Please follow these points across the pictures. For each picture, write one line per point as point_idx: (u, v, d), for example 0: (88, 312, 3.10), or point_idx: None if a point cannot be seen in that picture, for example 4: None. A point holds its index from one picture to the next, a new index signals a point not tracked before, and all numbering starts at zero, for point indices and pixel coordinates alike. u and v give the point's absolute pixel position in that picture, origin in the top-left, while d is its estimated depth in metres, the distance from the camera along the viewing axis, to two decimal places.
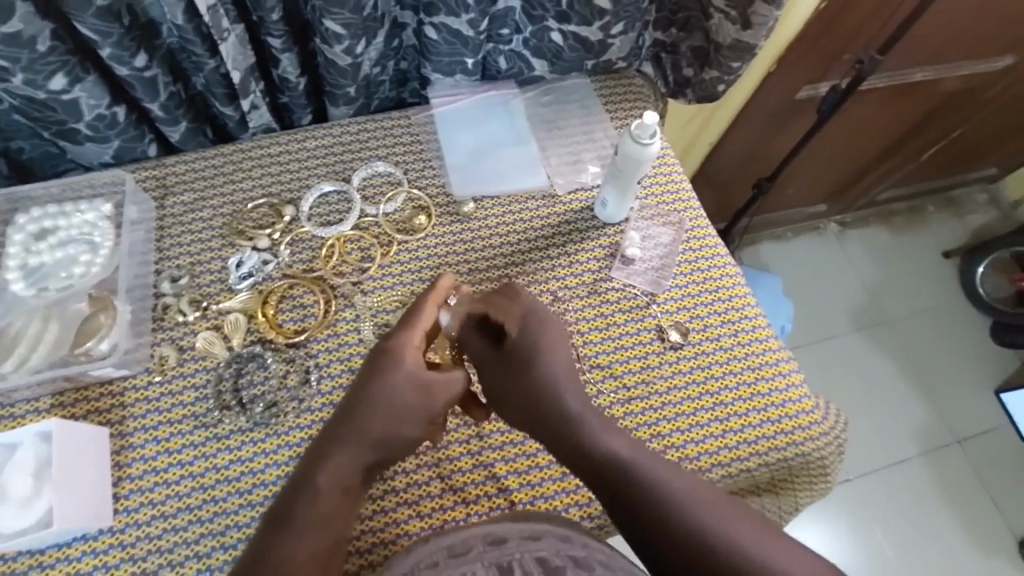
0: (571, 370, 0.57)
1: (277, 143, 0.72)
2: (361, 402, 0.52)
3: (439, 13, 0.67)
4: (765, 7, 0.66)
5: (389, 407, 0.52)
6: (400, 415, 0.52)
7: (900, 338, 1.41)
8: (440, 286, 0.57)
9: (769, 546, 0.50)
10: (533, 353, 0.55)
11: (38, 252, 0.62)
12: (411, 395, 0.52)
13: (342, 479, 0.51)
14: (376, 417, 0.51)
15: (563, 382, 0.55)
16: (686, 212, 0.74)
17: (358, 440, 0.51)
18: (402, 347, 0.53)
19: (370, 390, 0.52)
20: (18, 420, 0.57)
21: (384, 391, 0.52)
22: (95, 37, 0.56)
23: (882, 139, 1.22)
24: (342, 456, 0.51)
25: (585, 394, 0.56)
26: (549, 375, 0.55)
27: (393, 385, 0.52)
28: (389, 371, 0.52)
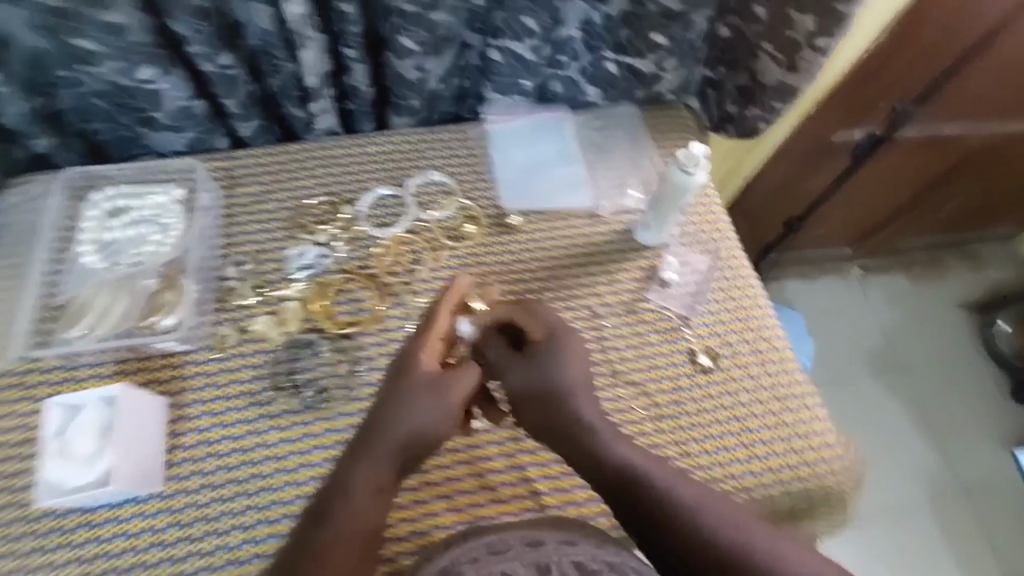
0: (586, 376, 0.58)
1: (341, 146, 0.77)
2: (388, 407, 0.55)
3: (504, 37, 0.71)
4: (812, 53, 0.71)
5: (416, 412, 0.54)
6: (425, 416, 0.55)
7: (920, 387, 1.41)
8: (458, 286, 0.59)
9: (792, 553, 0.49)
10: (552, 356, 0.58)
11: (111, 228, 0.67)
12: (434, 396, 0.55)
13: (375, 481, 0.53)
14: (402, 421, 0.54)
15: (578, 386, 0.57)
16: (724, 242, 0.77)
17: (385, 444, 0.54)
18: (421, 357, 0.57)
19: (395, 396, 0.55)
20: (80, 383, 0.61)
21: (409, 398, 0.55)
22: (190, 35, 0.60)
23: (913, 188, 1.23)
24: (372, 459, 0.54)
25: (596, 401, 0.57)
26: (565, 379, 0.57)
27: (416, 389, 0.55)
28: (411, 378, 0.56)
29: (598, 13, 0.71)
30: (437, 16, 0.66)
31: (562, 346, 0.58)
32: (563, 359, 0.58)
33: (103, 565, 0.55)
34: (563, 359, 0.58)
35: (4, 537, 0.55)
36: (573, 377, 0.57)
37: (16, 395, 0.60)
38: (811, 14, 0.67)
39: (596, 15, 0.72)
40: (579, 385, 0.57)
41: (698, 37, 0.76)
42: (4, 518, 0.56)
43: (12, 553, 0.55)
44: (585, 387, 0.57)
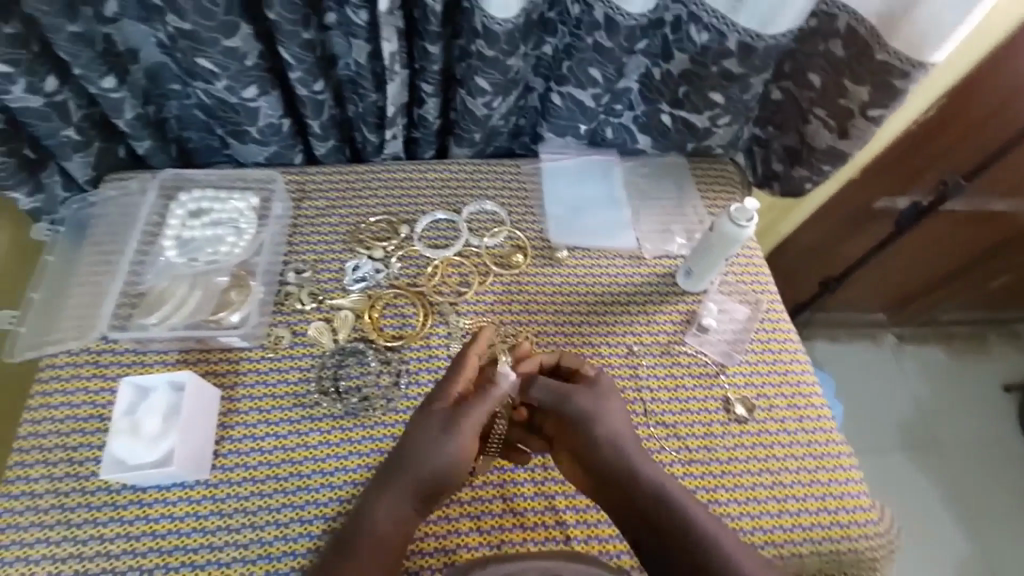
0: (626, 420, 0.58)
1: (403, 170, 0.82)
2: (404, 442, 0.56)
3: (569, 84, 0.76)
4: (864, 122, 0.73)
5: (435, 455, 0.54)
6: (428, 453, 0.54)
7: (954, 465, 1.36)
8: (483, 335, 0.60)
9: None
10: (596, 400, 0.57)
11: (191, 227, 0.72)
12: (437, 433, 0.54)
13: (395, 518, 0.53)
14: (421, 463, 0.54)
15: (620, 428, 0.56)
16: (765, 294, 0.78)
17: (405, 483, 0.54)
18: (444, 399, 0.56)
19: (416, 436, 0.55)
20: (146, 367, 0.65)
21: (428, 440, 0.54)
22: (292, 61, 0.66)
23: (954, 260, 1.23)
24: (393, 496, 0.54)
25: (638, 442, 0.56)
26: (606, 420, 0.56)
27: (436, 430, 0.54)
28: (433, 418, 0.55)
29: (659, 69, 0.76)
30: (511, 61, 0.70)
31: (604, 392, 0.59)
32: (604, 402, 0.57)
33: (146, 544, 0.57)
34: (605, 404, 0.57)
35: (58, 507, 0.58)
36: (616, 420, 0.56)
37: (87, 373, 0.64)
38: (865, 85, 0.70)
39: (656, 71, 0.76)
40: (621, 428, 0.56)
41: (753, 97, 0.78)
42: (63, 488, 0.59)
43: (64, 523, 0.58)
44: (627, 432, 0.56)
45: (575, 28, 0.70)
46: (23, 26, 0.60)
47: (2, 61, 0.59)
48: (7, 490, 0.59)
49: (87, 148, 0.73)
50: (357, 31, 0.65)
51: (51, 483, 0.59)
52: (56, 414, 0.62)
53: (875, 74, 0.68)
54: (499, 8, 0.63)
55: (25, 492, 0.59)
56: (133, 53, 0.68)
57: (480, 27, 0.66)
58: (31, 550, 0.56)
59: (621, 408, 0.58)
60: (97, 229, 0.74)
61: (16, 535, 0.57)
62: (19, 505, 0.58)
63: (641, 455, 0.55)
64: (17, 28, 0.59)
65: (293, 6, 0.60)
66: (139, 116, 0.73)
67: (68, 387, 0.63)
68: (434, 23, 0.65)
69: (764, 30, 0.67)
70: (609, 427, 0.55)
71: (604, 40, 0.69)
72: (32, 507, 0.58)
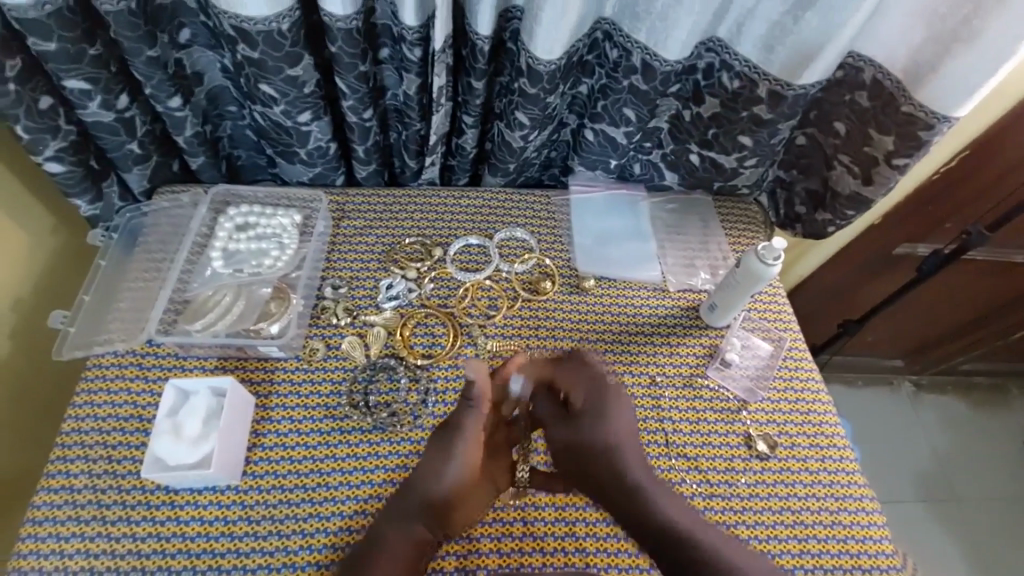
0: (630, 435, 0.57)
1: (438, 196, 0.86)
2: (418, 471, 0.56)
3: (603, 122, 0.80)
4: (888, 170, 0.75)
5: (449, 474, 0.54)
6: (426, 476, 0.55)
7: (974, 520, 1.32)
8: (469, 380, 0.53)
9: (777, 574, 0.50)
10: (594, 414, 0.57)
11: (237, 241, 0.75)
12: (439, 458, 0.55)
13: (412, 534, 0.54)
14: (441, 484, 0.54)
15: (623, 443, 0.56)
16: (787, 333, 0.80)
17: (421, 503, 0.54)
18: (457, 422, 0.55)
19: (434, 458, 0.55)
20: (186, 372, 0.68)
21: (446, 461, 0.54)
22: (346, 91, 0.71)
23: (975, 309, 1.23)
24: (408, 517, 0.54)
25: (640, 457, 0.56)
26: (607, 432, 0.56)
27: (450, 452, 0.54)
28: (452, 437, 0.55)
29: (689, 112, 0.80)
30: (550, 99, 0.74)
31: (607, 402, 0.58)
32: (603, 415, 0.57)
33: (175, 545, 0.59)
34: (604, 412, 0.57)
35: (95, 502, 0.60)
36: (618, 430, 0.57)
37: (130, 373, 0.67)
38: (890, 135, 0.72)
39: (686, 113, 0.80)
40: (622, 438, 0.56)
41: (780, 142, 0.80)
42: (101, 484, 0.61)
43: (100, 518, 0.59)
44: (629, 442, 0.57)
45: (612, 71, 0.74)
46: (105, 48, 0.65)
47: (83, 79, 0.64)
48: (46, 483, 0.61)
49: (146, 161, 0.77)
50: (410, 66, 0.70)
51: (90, 479, 0.61)
52: (99, 412, 0.65)
53: (900, 125, 0.70)
54: (545, 50, 0.67)
55: (64, 486, 0.61)
56: (198, 77, 0.74)
57: (525, 67, 0.70)
58: (66, 544, 0.58)
59: (622, 415, 0.58)
60: (149, 238, 0.78)
61: (52, 528, 0.59)
62: (58, 499, 0.60)
63: (644, 471, 0.55)
64: (100, 50, 0.64)
65: (353, 41, 0.65)
66: (197, 134, 0.77)
67: (113, 387, 0.66)
68: (480, 62, 0.70)
69: (795, 81, 0.70)
70: (613, 453, 0.55)
71: (640, 83, 0.73)
72: (70, 501, 0.60)
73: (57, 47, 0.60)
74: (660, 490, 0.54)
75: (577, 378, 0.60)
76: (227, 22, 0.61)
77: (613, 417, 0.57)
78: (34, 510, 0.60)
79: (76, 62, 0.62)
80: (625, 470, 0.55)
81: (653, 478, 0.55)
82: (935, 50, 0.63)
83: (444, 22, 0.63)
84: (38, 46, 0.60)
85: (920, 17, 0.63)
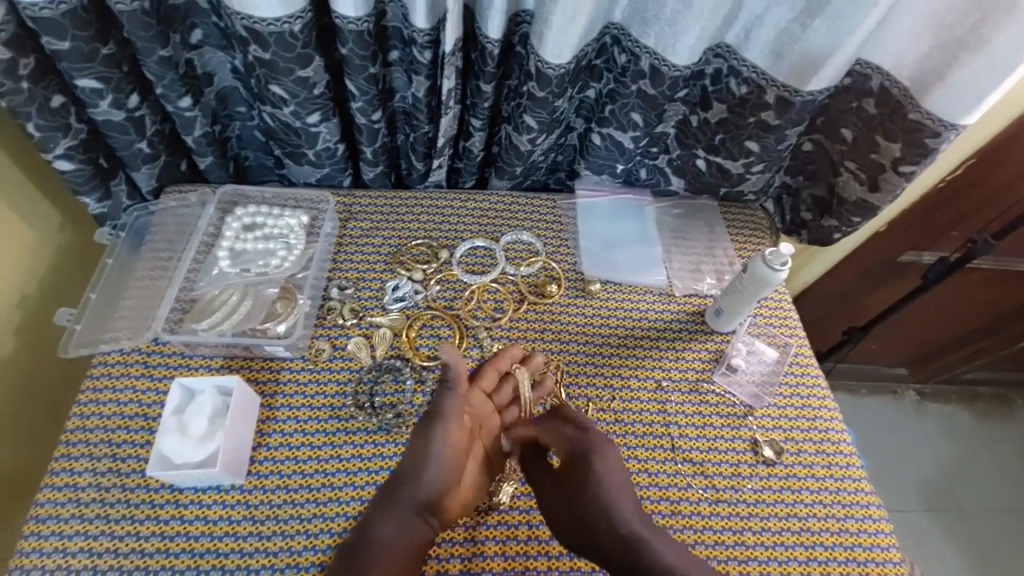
0: (625, 475, 0.50)
1: (445, 198, 0.86)
2: (401, 466, 0.50)
3: (610, 126, 0.80)
4: (895, 177, 0.75)
5: (435, 462, 0.49)
6: (411, 467, 0.49)
7: (978, 530, 1.32)
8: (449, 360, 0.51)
9: None
10: (581, 464, 0.51)
11: (244, 240, 0.75)
12: (420, 446, 0.50)
13: (398, 534, 0.47)
14: (428, 473, 0.49)
15: (617, 492, 0.48)
16: (793, 339, 0.79)
17: (408, 497, 0.49)
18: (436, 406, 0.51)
19: (415, 447, 0.50)
20: (192, 371, 0.68)
21: (429, 445, 0.50)
22: (356, 92, 0.71)
23: (979, 318, 1.22)
24: (395, 513, 0.48)
25: (636, 501, 0.48)
26: (599, 480, 0.49)
27: (434, 437, 0.50)
28: (433, 422, 0.51)
29: (697, 117, 0.80)
30: (558, 103, 0.75)
31: (597, 433, 0.54)
32: (591, 465, 0.50)
33: (178, 545, 0.58)
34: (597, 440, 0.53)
35: (99, 500, 0.60)
36: (611, 462, 0.51)
37: (136, 371, 0.67)
38: (897, 142, 0.72)
39: (694, 118, 0.80)
40: (615, 485, 0.49)
41: (787, 148, 0.81)
42: (105, 482, 0.61)
43: (103, 517, 0.59)
44: (624, 492, 0.48)
45: (620, 76, 0.75)
46: (118, 48, 0.66)
47: (95, 78, 0.65)
48: (50, 481, 0.61)
49: (155, 160, 0.78)
50: (419, 68, 0.70)
51: (94, 477, 0.61)
52: (104, 410, 0.65)
53: (907, 132, 0.70)
54: (555, 54, 0.67)
55: (68, 484, 0.60)
56: (209, 77, 0.74)
57: (534, 70, 0.70)
58: (69, 542, 0.58)
59: (615, 463, 0.51)
60: (156, 237, 0.78)
61: (55, 527, 0.58)
62: (62, 497, 0.60)
63: (645, 521, 0.46)
64: (112, 50, 0.65)
65: (364, 43, 0.65)
66: (206, 133, 0.78)
67: (118, 385, 0.66)
68: (490, 64, 0.70)
69: (803, 87, 0.70)
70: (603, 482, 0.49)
71: (648, 88, 0.73)
72: (73, 499, 0.60)
73: (71, 45, 0.61)
74: (665, 542, 0.44)
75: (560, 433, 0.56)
76: (239, 23, 0.62)
77: (602, 464, 0.50)
78: (37, 508, 0.59)
79: (89, 60, 0.63)
80: (614, 506, 0.47)
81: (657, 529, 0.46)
82: (943, 57, 0.64)
83: (455, 25, 0.63)
84: (52, 44, 0.60)
85: (928, 25, 0.63)
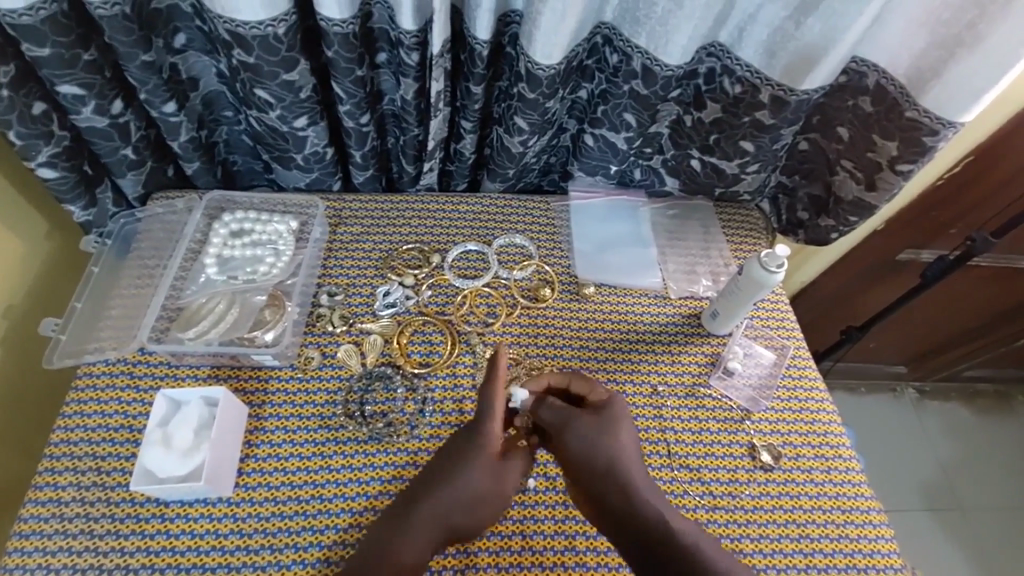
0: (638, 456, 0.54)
1: (436, 201, 0.85)
2: (429, 483, 0.54)
3: (603, 127, 0.79)
4: (892, 175, 0.73)
5: (456, 493, 0.52)
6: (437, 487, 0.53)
7: (980, 529, 1.30)
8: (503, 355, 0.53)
9: None
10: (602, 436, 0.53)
11: (232, 247, 0.74)
12: (455, 470, 0.53)
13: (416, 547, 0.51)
14: (446, 496, 0.52)
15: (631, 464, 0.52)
16: (791, 341, 0.78)
17: (427, 521, 0.52)
18: (482, 442, 0.53)
19: (447, 474, 0.53)
20: (178, 381, 0.67)
21: (457, 475, 0.53)
22: (343, 96, 0.70)
23: (978, 315, 1.21)
24: (412, 527, 0.52)
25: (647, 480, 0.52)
26: (615, 451, 0.53)
27: (467, 466, 0.53)
28: (473, 455, 0.53)
29: (690, 117, 0.79)
30: (550, 104, 0.73)
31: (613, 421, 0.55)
32: (610, 432, 0.54)
33: (165, 560, 0.57)
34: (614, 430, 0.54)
35: (84, 515, 0.58)
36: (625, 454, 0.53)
37: (121, 382, 0.66)
38: (894, 141, 0.71)
39: (687, 118, 0.79)
40: (627, 457, 0.53)
41: (783, 147, 0.80)
42: (90, 496, 0.59)
43: (87, 532, 0.58)
44: (636, 464, 0.53)
45: (612, 76, 0.74)
46: (100, 53, 0.64)
47: (76, 85, 0.63)
48: (34, 495, 0.59)
49: (141, 166, 0.77)
50: (407, 70, 0.69)
51: (78, 491, 0.60)
52: (89, 422, 0.63)
53: (904, 130, 0.69)
54: (545, 55, 0.66)
55: (52, 498, 0.59)
56: (194, 82, 0.73)
57: (524, 71, 0.69)
58: (53, 558, 0.56)
59: (630, 436, 0.55)
60: (142, 245, 0.77)
61: (39, 542, 0.57)
62: (46, 511, 0.59)
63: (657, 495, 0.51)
64: (94, 55, 0.63)
65: (350, 46, 0.64)
66: (193, 139, 0.77)
67: (103, 396, 0.65)
68: (479, 66, 0.69)
69: (798, 86, 0.69)
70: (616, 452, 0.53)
71: (641, 88, 0.72)
72: (57, 514, 0.58)
73: (51, 52, 0.59)
74: (673, 513, 0.50)
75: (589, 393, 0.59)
76: (222, 26, 0.61)
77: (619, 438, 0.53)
78: (21, 523, 0.58)
79: (70, 67, 0.62)
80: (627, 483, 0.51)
81: (661, 495, 0.51)
82: (940, 54, 0.62)
83: (442, 27, 0.62)
84: (31, 51, 0.59)
85: (925, 22, 0.62)
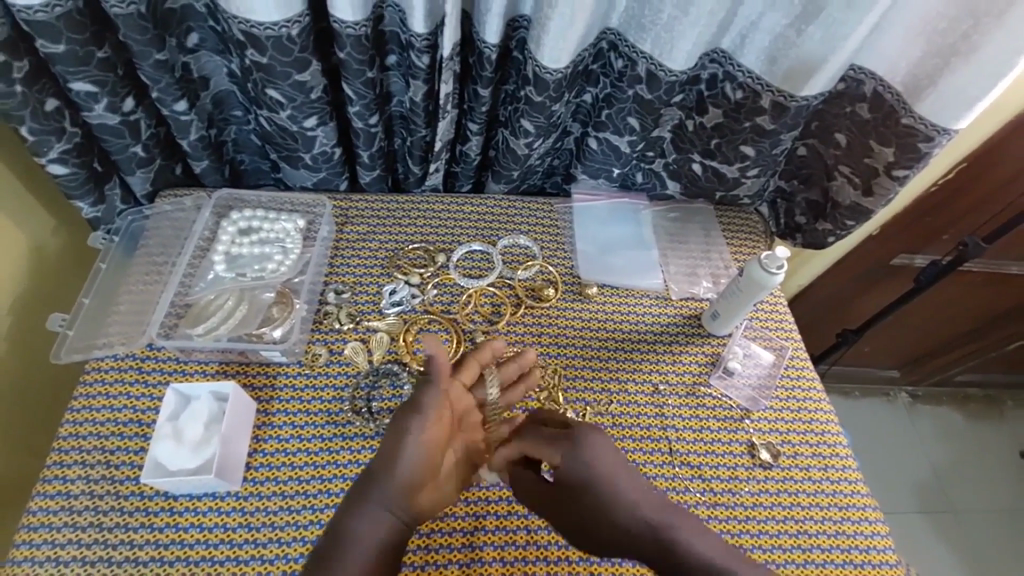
0: (625, 474, 0.50)
1: (441, 202, 0.86)
2: (383, 457, 0.49)
3: (607, 130, 0.80)
4: (888, 181, 0.75)
5: (409, 462, 0.49)
6: (389, 463, 0.49)
7: (971, 531, 1.32)
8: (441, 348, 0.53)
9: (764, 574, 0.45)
10: (575, 472, 0.50)
11: (240, 245, 0.75)
12: (410, 439, 0.49)
13: (378, 527, 0.47)
14: (401, 468, 0.48)
15: (623, 493, 0.48)
16: (789, 342, 0.80)
17: (386, 496, 0.48)
18: (424, 402, 0.51)
19: (396, 442, 0.49)
20: (186, 376, 0.68)
21: (408, 443, 0.49)
22: (353, 96, 0.71)
23: (970, 320, 1.23)
24: (372, 505, 0.48)
25: (633, 497, 0.48)
26: (595, 481, 0.49)
27: (416, 429, 0.50)
28: (416, 421, 0.50)
29: (692, 122, 0.80)
30: (555, 107, 0.75)
31: (577, 445, 0.51)
32: (586, 459, 0.50)
33: (173, 552, 0.58)
34: (586, 459, 0.50)
35: (93, 508, 0.59)
36: (606, 479, 0.49)
37: (129, 377, 0.67)
38: (890, 146, 0.73)
39: (689, 122, 0.81)
40: (610, 480, 0.49)
41: (782, 152, 0.81)
42: (99, 489, 0.60)
43: (97, 525, 0.58)
44: (623, 485, 0.49)
45: (617, 80, 0.75)
46: (113, 52, 0.65)
47: (90, 82, 0.64)
48: (43, 488, 0.60)
49: (150, 164, 0.77)
50: (417, 72, 0.70)
51: (87, 485, 0.60)
52: (97, 416, 0.64)
53: (900, 137, 0.71)
54: (552, 59, 0.67)
55: (61, 491, 0.60)
56: (205, 81, 0.74)
57: (531, 75, 0.70)
58: (63, 550, 0.57)
59: (608, 454, 0.51)
60: (150, 242, 0.77)
61: (48, 535, 0.58)
62: (55, 504, 0.59)
63: (649, 504, 0.48)
64: (107, 53, 0.64)
65: (361, 48, 0.65)
66: (202, 138, 0.77)
67: (111, 391, 0.66)
68: (487, 69, 0.70)
69: (797, 93, 0.71)
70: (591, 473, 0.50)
71: (644, 93, 0.73)
72: (67, 507, 0.59)
73: (65, 49, 0.60)
74: (671, 520, 0.47)
75: (543, 440, 0.54)
76: (236, 26, 0.62)
77: (593, 466, 0.49)
78: (29, 516, 0.59)
79: (83, 64, 0.62)
80: (616, 506, 0.48)
81: (651, 500, 0.48)
82: (936, 63, 0.64)
83: (452, 30, 0.63)
84: (46, 48, 0.60)
85: (922, 31, 0.64)
